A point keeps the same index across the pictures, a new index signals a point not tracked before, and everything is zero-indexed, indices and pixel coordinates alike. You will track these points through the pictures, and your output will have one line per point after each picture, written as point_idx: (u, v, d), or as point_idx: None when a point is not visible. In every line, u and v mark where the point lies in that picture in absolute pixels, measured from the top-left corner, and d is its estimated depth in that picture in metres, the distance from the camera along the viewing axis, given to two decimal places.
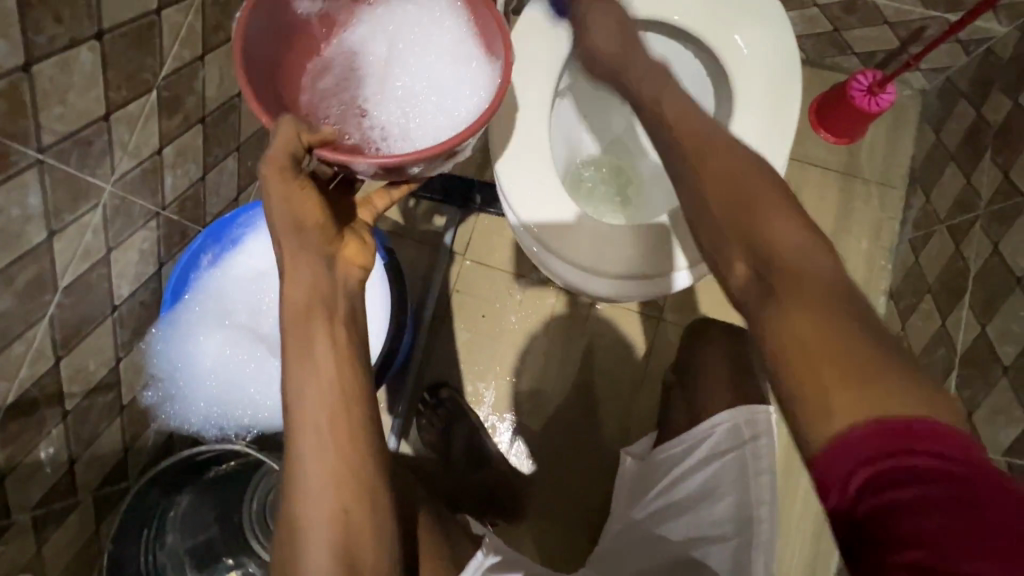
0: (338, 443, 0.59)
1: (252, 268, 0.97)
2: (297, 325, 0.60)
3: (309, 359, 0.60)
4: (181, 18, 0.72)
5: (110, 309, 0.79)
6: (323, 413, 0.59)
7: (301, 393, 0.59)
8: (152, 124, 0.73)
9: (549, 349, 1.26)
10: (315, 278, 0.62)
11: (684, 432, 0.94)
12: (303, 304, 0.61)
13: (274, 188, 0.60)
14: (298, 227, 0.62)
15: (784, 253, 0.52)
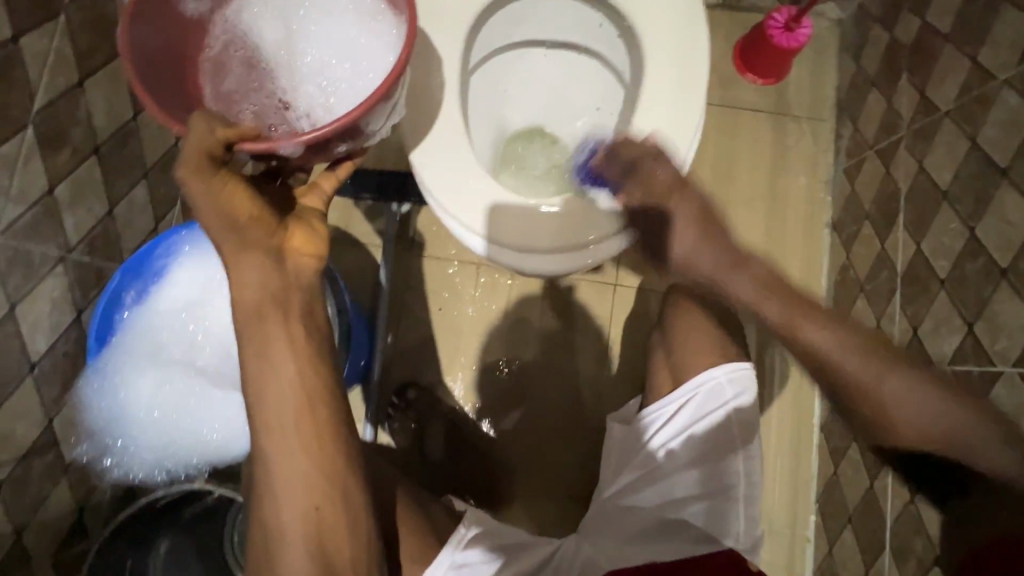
0: (307, 443, 0.50)
1: (181, 298, 0.78)
2: (249, 324, 0.50)
3: (267, 367, 0.50)
4: (44, 44, 0.61)
5: (27, 367, 0.65)
6: (286, 411, 0.50)
7: (260, 389, 0.50)
8: (34, 165, 0.62)
9: (512, 335, 1.11)
10: (266, 276, 0.51)
11: (661, 394, 0.84)
12: (254, 300, 0.50)
13: (195, 188, 0.47)
14: (233, 226, 0.49)
15: (913, 418, 0.55)
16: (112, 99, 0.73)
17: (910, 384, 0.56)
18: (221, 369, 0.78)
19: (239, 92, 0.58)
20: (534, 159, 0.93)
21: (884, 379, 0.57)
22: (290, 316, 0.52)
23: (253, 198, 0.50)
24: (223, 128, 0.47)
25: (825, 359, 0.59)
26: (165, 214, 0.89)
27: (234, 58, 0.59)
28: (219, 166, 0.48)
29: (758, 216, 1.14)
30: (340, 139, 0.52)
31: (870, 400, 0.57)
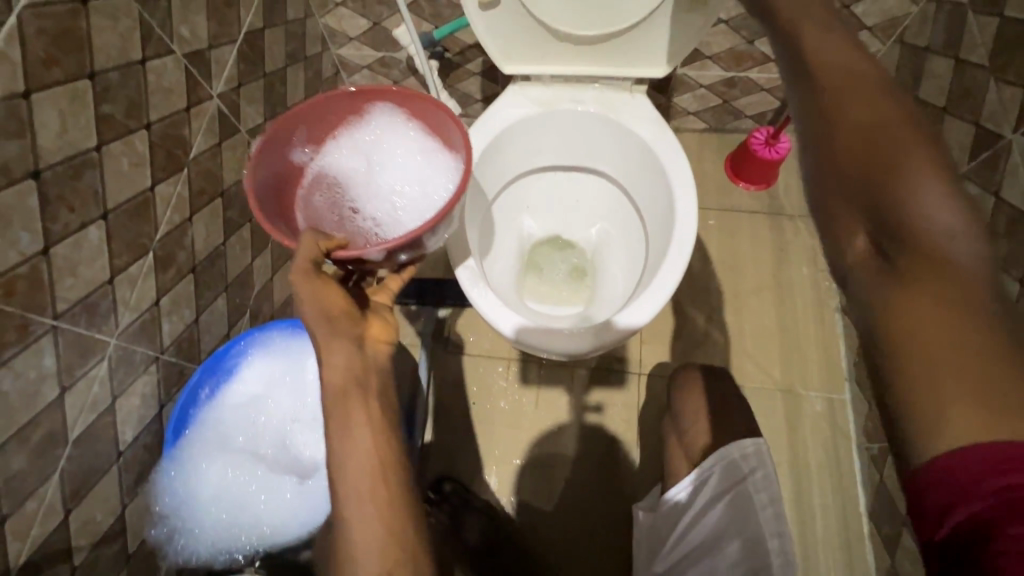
0: (378, 507, 0.57)
1: (246, 392, 0.88)
2: (333, 402, 0.59)
3: (348, 432, 0.58)
4: (170, 189, 0.80)
5: (114, 456, 0.73)
6: (361, 477, 0.57)
7: (341, 459, 0.58)
8: (149, 281, 0.77)
9: (543, 426, 1.15)
10: (350, 358, 0.60)
11: (687, 474, 0.86)
12: (341, 379, 0.59)
13: (299, 287, 0.60)
14: (326, 316, 0.60)
15: (858, 155, 0.44)
16: (209, 228, 0.90)
17: (878, 120, 0.45)
18: (279, 457, 0.86)
19: (340, 216, 0.76)
20: (552, 268, 1.06)
21: (856, 107, 0.46)
22: (370, 393, 0.60)
23: (341, 294, 0.62)
24: (325, 240, 0.62)
25: (824, 112, 0.47)
26: (237, 321, 1.02)
27: (333, 190, 0.76)
28: (319, 269, 0.61)
29: (770, 304, 1.22)
30: (414, 246, 0.67)
31: (827, 105, 0.47)
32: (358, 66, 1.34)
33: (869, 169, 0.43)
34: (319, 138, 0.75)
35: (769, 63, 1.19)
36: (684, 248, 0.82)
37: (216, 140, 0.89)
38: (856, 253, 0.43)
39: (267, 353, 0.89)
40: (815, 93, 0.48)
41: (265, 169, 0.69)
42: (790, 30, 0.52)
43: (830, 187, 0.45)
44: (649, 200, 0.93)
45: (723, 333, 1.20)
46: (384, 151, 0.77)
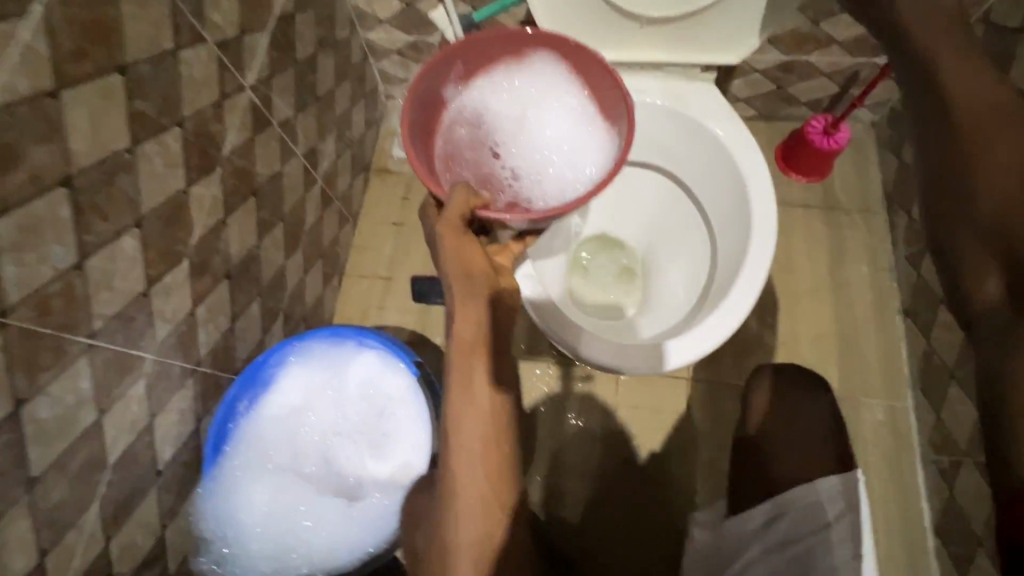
0: (486, 455, 0.66)
1: (285, 404, 0.83)
2: (460, 356, 0.66)
3: (470, 390, 0.66)
4: (205, 191, 0.74)
5: (154, 477, 0.69)
6: (477, 434, 0.66)
7: (458, 407, 0.66)
8: (185, 290, 0.72)
9: (586, 433, 1.10)
10: (481, 317, 0.66)
11: (756, 507, 0.79)
12: (471, 337, 0.66)
13: (447, 243, 0.63)
14: (466, 274, 0.65)
15: (1006, 204, 0.50)
16: (244, 230, 0.84)
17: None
18: (324, 474, 0.82)
19: (476, 157, 0.75)
20: (601, 272, 1.01)
21: (999, 164, 0.52)
22: (491, 352, 0.67)
23: (480, 253, 0.66)
24: (474, 197, 0.63)
25: (982, 162, 0.53)
26: (270, 325, 0.97)
27: (475, 130, 0.76)
28: (466, 227, 0.64)
29: (826, 305, 1.15)
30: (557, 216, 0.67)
31: (971, 158, 0.54)
32: (387, 51, 1.26)
33: (1005, 221, 0.50)
34: (477, 77, 0.76)
35: (833, 46, 1.10)
36: (762, 260, 0.75)
37: (248, 135, 0.83)
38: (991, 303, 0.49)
39: (308, 362, 0.85)
40: (954, 145, 0.55)
41: (421, 94, 0.71)
42: (929, 59, 0.59)
43: (967, 230, 0.52)
44: (715, 202, 0.86)
45: (777, 336, 1.13)
46: (534, 102, 0.78)
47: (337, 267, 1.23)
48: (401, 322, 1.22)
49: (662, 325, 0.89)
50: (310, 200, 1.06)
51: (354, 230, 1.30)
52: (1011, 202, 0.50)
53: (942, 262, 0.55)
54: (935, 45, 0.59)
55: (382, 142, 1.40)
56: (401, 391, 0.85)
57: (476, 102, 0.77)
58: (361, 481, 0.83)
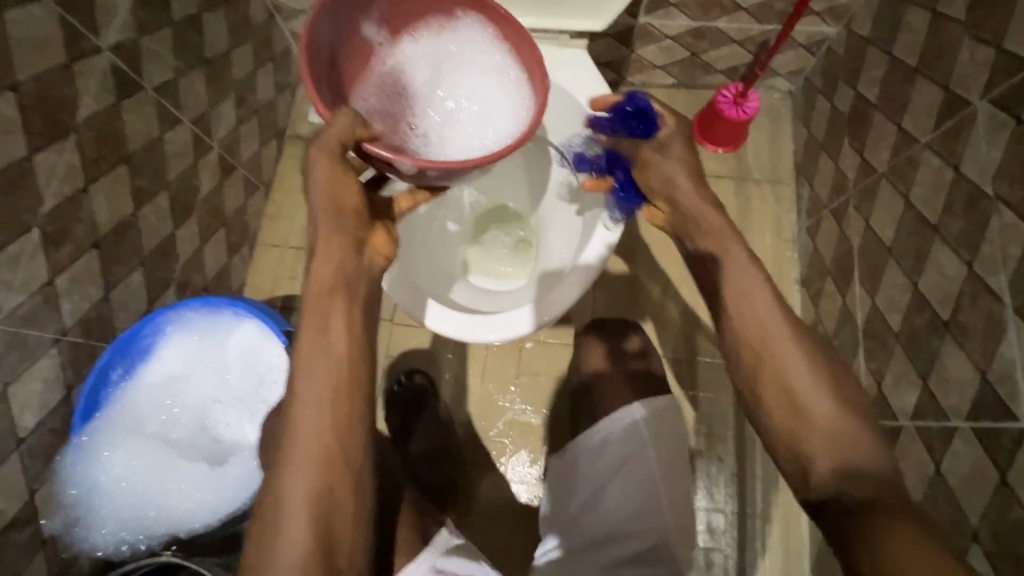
0: (334, 421, 0.56)
1: (163, 372, 0.85)
2: (319, 297, 0.59)
3: (324, 331, 0.58)
4: (55, 158, 0.72)
5: (14, 443, 0.69)
6: (325, 376, 0.57)
7: (308, 361, 0.57)
8: (38, 260, 0.71)
9: (488, 398, 1.14)
10: (344, 259, 0.61)
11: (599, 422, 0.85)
12: (332, 277, 0.60)
13: (320, 172, 0.61)
14: (337, 209, 0.61)
15: (822, 418, 0.54)
16: (114, 198, 0.83)
17: (807, 359, 0.57)
18: (194, 441, 0.85)
19: (383, 112, 0.71)
20: (492, 241, 1.02)
21: (781, 340, 0.58)
22: (354, 302, 0.61)
23: (357, 193, 0.63)
24: (359, 129, 0.62)
25: (764, 342, 0.58)
26: (160, 294, 0.97)
27: (390, 82, 0.71)
28: (344, 159, 0.62)
29: None
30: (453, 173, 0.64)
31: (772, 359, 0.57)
32: (294, 11, 1.22)
33: (791, 425, 0.55)
34: (401, 21, 0.71)
35: (740, 12, 1.08)
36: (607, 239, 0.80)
37: (113, 100, 0.81)
38: (816, 476, 0.53)
39: (186, 332, 0.85)
40: (745, 329, 0.59)
41: (331, 28, 0.65)
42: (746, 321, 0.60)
43: (775, 411, 0.56)
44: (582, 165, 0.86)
45: (678, 306, 1.16)
46: (457, 59, 0.73)
47: (246, 237, 1.22)
48: None
49: (535, 289, 0.90)
50: (205, 168, 1.05)
51: (267, 199, 1.29)
52: (774, 390, 0.57)
53: (768, 435, 0.57)
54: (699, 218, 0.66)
55: (299, 108, 1.37)
56: (280, 360, 0.85)
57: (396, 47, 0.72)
58: (236, 448, 0.85)
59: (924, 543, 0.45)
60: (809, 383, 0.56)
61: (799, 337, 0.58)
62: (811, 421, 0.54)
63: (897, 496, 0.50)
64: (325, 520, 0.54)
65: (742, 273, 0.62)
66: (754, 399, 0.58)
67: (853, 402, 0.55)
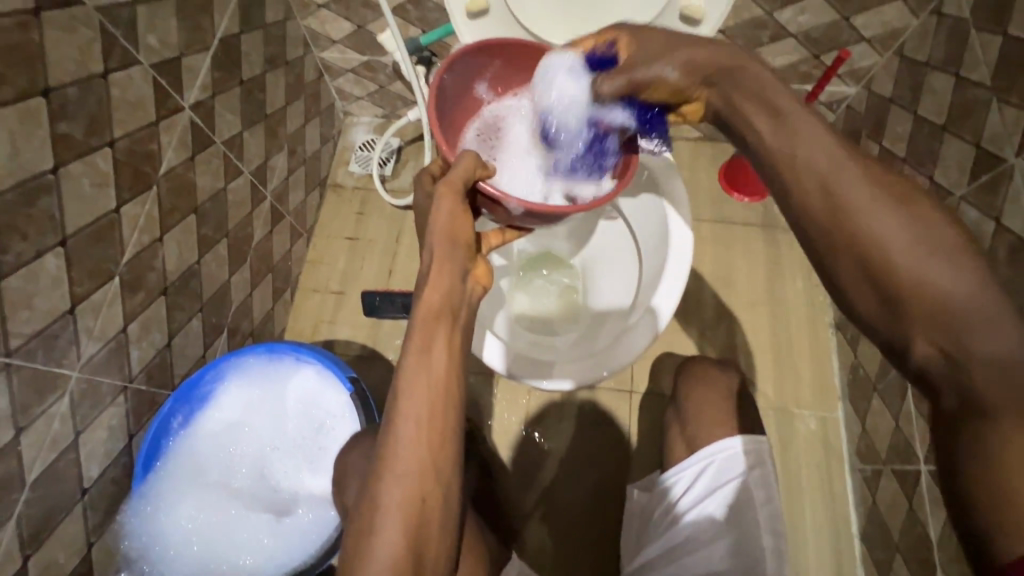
0: (431, 438, 0.58)
1: (223, 420, 0.84)
2: (425, 320, 0.60)
3: (427, 355, 0.59)
4: (138, 210, 0.75)
5: (79, 495, 0.69)
6: (424, 402, 0.58)
7: (413, 378, 0.58)
8: (116, 307, 0.73)
9: (533, 441, 1.14)
10: (452, 285, 0.63)
11: (687, 459, 0.89)
12: (438, 304, 0.61)
13: (444, 205, 0.66)
14: (451, 238, 0.64)
15: (922, 288, 0.43)
16: (182, 247, 0.85)
17: (900, 215, 0.45)
18: (254, 492, 0.83)
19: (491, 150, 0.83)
20: (541, 287, 1.05)
21: (862, 198, 0.47)
22: (456, 325, 0.62)
23: (470, 228, 0.67)
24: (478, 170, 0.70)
25: (841, 205, 0.47)
26: (213, 340, 0.97)
27: (490, 127, 0.83)
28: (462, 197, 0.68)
29: (763, 320, 1.20)
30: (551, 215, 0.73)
31: (846, 224, 0.47)
32: (343, 70, 1.28)
33: (885, 311, 0.45)
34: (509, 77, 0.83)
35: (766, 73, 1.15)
36: (671, 291, 0.83)
37: (188, 154, 0.84)
38: (921, 359, 0.43)
39: (247, 381, 0.85)
40: (811, 197, 0.49)
41: (454, 78, 0.78)
42: (824, 180, 0.49)
43: (866, 294, 0.46)
44: (637, 221, 0.92)
45: (717, 349, 1.18)
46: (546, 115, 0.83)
47: (289, 282, 1.24)
48: (353, 336, 1.23)
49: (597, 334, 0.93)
50: (259, 217, 1.08)
51: (308, 245, 1.32)
52: (852, 261, 0.46)
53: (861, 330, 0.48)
54: (744, 105, 0.56)
55: (339, 158, 1.42)
56: (340, 407, 0.86)
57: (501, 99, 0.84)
58: (296, 498, 0.84)
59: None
60: (905, 245, 0.44)
61: (884, 187, 0.47)
62: (913, 302, 0.43)
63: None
64: (417, 534, 0.55)
65: (811, 143, 0.50)
66: (840, 296, 0.48)
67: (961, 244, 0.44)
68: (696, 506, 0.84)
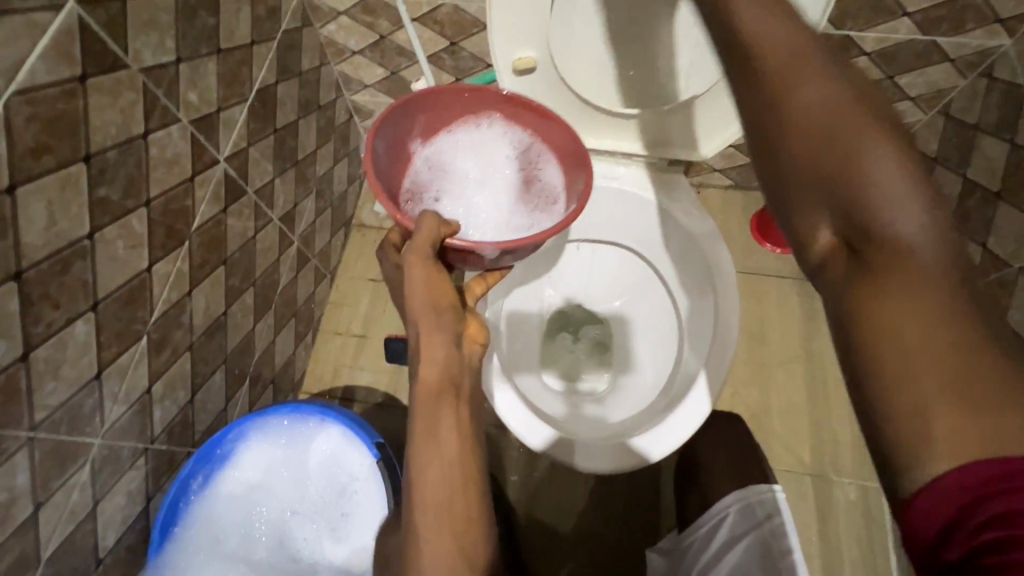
0: (455, 527, 0.55)
1: (243, 481, 0.82)
2: (426, 403, 0.57)
3: (435, 438, 0.56)
4: (170, 266, 0.74)
5: (92, 564, 0.67)
6: (441, 488, 0.55)
7: (424, 468, 0.55)
8: (141, 368, 0.71)
9: (556, 499, 1.11)
10: (448, 356, 0.59)
11: (704, 514, 0.89)
12: (438, 380, 0.57)
13: (415, 273, 0.60)
14: (435, 307, 0.60)
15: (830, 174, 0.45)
16: (210, 300, 0.83)
17: (836, 105, 0.46)
18: (275, 560, 0.80)
19: (438, 192, 0.78)
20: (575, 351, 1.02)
21: (811, 91, 0.46)
22: (462, 399, 0.59)
23: (449, 288, 0.62)
24: (442, 227, 0.64)
25: (786, 90, 0.47)
26: (235, 391, 0.95)
27: (429, 174, 0.78)
28: (433, 256, 0.62)
29: (798, 378, 1.15)
30: (525, 249, 0.70)
31: (784, 107, 0.47)
32: (372, 112, 1.28)
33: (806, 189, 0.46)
34: (431, 122, 0.78)
35: None
36: (719, 370, 0.79)
37: (221, 206, 0.83)
38: (824, 253, 0.46)
39: (267, 440, 0.83)
40: (763, 78, 0.48)
41: (383, 138, 0.71)
42: (770, 61, 0.48)
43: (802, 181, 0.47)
44: (691, 307, 0.91)
45: (750, 409, 1.13)
46: (484, 150, 0.80)
47: (311, 325, 1.22)
48: (374, 382, 1.21)
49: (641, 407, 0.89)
50: (285, 262, 1.06)
51: (331, 286, 1.30)
52: (799, 144, 0.46)
53: (782, 221, 0.50)
54: None
55: (364, 197, 1.41)
56: (365, 470, 0.83)
57: (431, 145, 0.79)
58: (316, 567, 0.81)
59: (938, 315, 0.38)
60: (830, 121, 0.45)
61: (844, 86, 0.46)
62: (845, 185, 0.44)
63: (929, 262, 0.41)
64: None
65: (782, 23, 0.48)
66: (772, 193, 0.50)
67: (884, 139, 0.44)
68: (717, 561, 0.80)
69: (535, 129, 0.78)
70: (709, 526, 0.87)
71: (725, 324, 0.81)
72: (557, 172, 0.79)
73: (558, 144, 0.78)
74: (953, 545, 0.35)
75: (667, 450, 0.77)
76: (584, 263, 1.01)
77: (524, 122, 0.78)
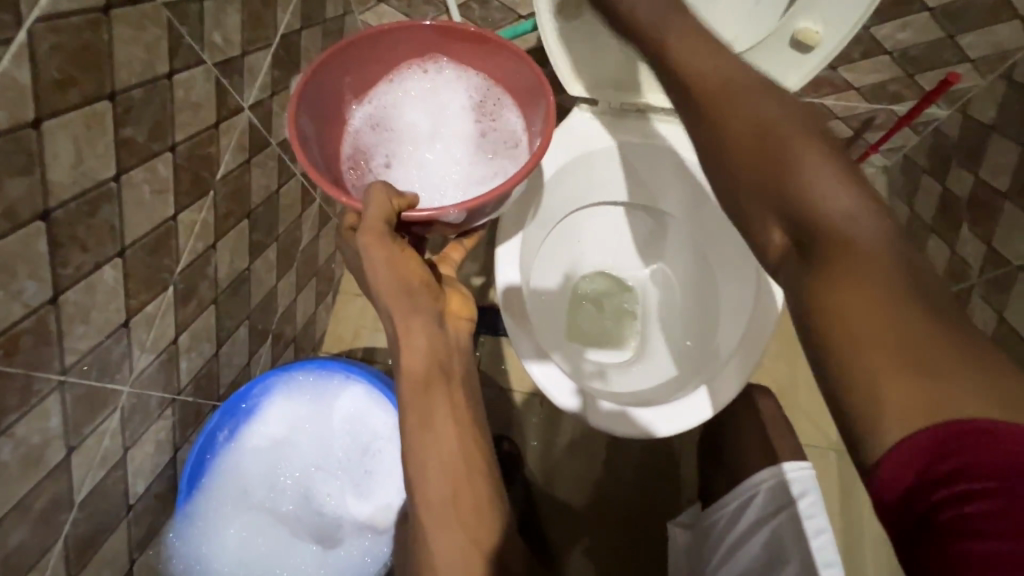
0: (464, 517, 0.57)
1: (268, 436, 0.81)
2: (415, 396, 0.58)
3: (429, 429, 0.57)
4: (195, 217, 0.72)
5: (124, 511, 0.67)
6: (439, 480, 0.57)
7: (420, 456, 0.57)
8: (168, 318, 0.70)
9: (575, 465, 1.11)
10: (432, 341, 0.58)
11: (731, 489, 0.88)
12: (422, 369, 0.58)
13: (375, 255, 0.55)
14: (406, 288, 0.57)
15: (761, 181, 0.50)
16: (234, 254, 0.82)
17: (771, 114, 0.51)
18: (300, 514, 0.81)
19: (387, 149, 0.75)
20: (603, 321, 1.01)
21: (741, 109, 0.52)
22: (451, 382, 0.60)
23: (417, 265, 0.58)
24: (396, 198, 0.58)
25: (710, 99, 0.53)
26: (258, 347, 0.94)
27: (375, 133, 0.75)
28: (393, 235, 0.56)
29: None
30: (494, 201, 0.64)
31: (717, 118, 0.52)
32: None
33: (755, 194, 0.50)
34: (368, 78, 0.74)
35: (851, 91, 1.05)
36: (759, 334, 0.77)
37: (245, 156, 0.81)
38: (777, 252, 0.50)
39: (286, 397, 0.82)
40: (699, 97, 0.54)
41: (310, 100, 0.67)
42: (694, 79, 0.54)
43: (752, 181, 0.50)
44: (723, 274, 0.89)
45: (776, 382, 1.11)
46: (432, 100, 0.76)
47: (332, 285, 1.20)
48: None
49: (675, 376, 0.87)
50: (308, 219, 1.04)
51: None
52: (739, 149, 0.51)
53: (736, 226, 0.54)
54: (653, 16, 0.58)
55: None
56: (389, 430, 0.82)
57: (373, 102, 0.75)
58: (340, 522, 0.82)
59: (904, 302, 0.41)
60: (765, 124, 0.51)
61: (777, 99, 0.52)
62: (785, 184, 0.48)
63: (883, 248, 0.44)
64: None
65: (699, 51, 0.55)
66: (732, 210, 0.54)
67: (821, 147, 0.49)
68: (745, 541, 0.79)
69: (491, 71, 0.74)
70: (737, 503, 0.85)
71: (766, 293, 0.78)
72: (515, 118, 0.75)
73: (512, 87, 0.73)
74: (921, 501, 0.36)
75: (702, 420, 0.75)
76: (618, 232, 1.00)
77: (474, 64, 0.74)
